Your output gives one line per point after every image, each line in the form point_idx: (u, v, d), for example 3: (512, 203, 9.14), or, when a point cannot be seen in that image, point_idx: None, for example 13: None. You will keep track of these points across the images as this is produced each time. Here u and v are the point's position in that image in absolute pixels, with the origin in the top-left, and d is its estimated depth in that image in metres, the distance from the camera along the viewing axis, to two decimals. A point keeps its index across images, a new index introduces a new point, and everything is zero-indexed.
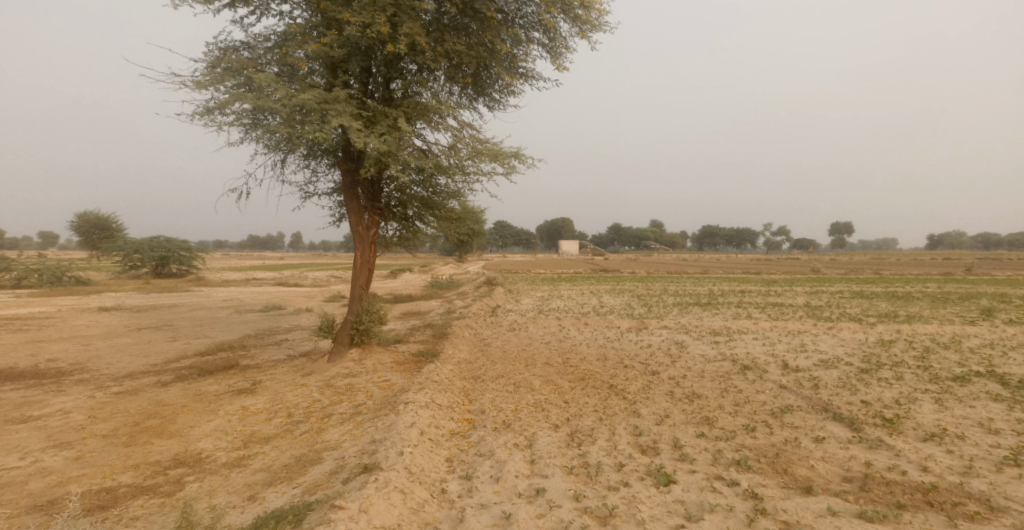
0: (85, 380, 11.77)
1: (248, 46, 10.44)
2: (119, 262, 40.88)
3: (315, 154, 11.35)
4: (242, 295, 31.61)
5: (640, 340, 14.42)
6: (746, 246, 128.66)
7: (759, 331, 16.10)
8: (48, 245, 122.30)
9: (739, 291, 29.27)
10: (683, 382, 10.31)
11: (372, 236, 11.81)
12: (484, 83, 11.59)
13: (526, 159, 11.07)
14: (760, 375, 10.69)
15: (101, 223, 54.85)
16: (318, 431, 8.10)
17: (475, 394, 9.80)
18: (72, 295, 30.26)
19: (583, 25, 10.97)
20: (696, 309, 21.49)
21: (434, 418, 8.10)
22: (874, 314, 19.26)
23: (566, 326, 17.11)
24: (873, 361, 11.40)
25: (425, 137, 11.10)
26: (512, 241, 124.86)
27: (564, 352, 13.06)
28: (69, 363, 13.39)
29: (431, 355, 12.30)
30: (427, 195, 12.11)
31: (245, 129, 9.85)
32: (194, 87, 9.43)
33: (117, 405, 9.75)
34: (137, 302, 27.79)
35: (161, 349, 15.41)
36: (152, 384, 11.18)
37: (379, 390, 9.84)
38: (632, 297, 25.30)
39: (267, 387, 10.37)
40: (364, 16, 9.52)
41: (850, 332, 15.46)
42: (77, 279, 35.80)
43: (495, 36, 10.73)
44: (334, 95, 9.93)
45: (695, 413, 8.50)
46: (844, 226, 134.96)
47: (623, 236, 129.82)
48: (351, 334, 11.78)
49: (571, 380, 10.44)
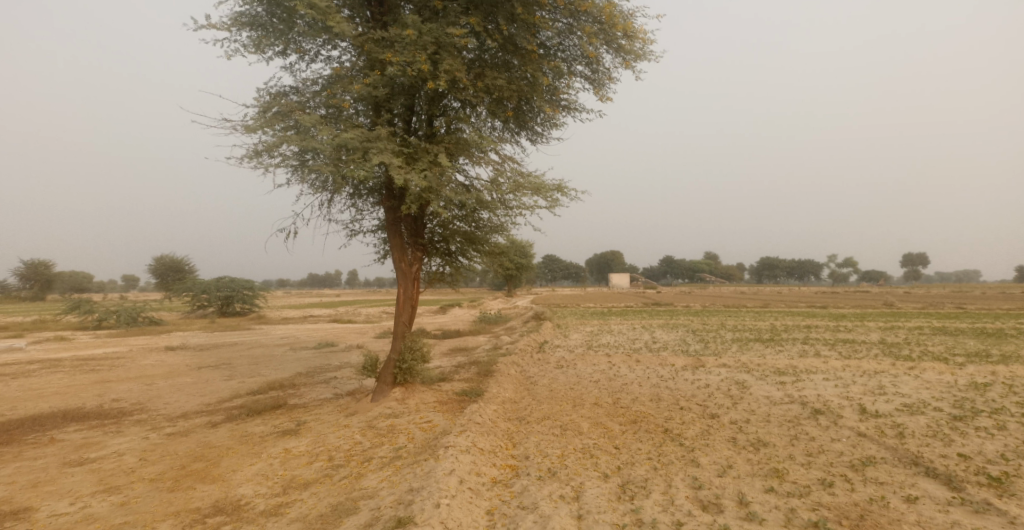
0: (142, 421, 11.95)
1: (297, 90, 10.63)
2: (188, 302, 42.76)
3: (360, 193, 11.38)
4: (299, 333, 32.22)
5: (697, 380, 13.56)
6: (810, 279, 123.11)
7: (829, 370, 14.89)
8: (128, 286, 130.26)
9: (804, 327, 27.53)
10: (746, 427, 9.46)
11: (416, 273, 11.65)
12: (526, 116, 11.42)
13: (569, 192, 10.73)
14: (834, 420, 9.71)
15: (175, 266, 57.82)
16: (357, 477, 7.77)
17: (519, 437, 9.29)
18: (144, 334, 31.64)
19: (627, 55, 10.68)
20: (759, 346, 20.22)
21: (475, 464, 7.65)
22: (962, 352, 17.55)
23: (618, 363, 16.38)
24: (966, 408, 10.22)
25: (466, 172, 10.97)
26: (563, 275, 124.04)
27: (615, 391, 12.36)
28: (130, 403, 13.69)
29: (476, 394, 11.89)
30: (470, 230, 11.93)
31: (292, 170, 9.96)
32: (244, 131, 9.61)
33: (167, 447, 9.75)
34: (201, 341, 28.76)
35: (216, 388, 15.62)
36: (203, 424, 11.22)
37: (421, 432, 9.47)
38: (688, 333, 24.18)
39: (311, 428, 10.19)
40: (406, 55, 9.54)
41: (936, 373, 14.05)
42: (150, 319, 37.52)
43: (536, 70, 10.57)
44: (376, 133, 9.94)
45: (761, 463, 7.70)
46: (917, 256, 127.34)
47: (677, 269, 127.02)
48: (394, 374, 11.53)
49: (622, 424, 9.78)
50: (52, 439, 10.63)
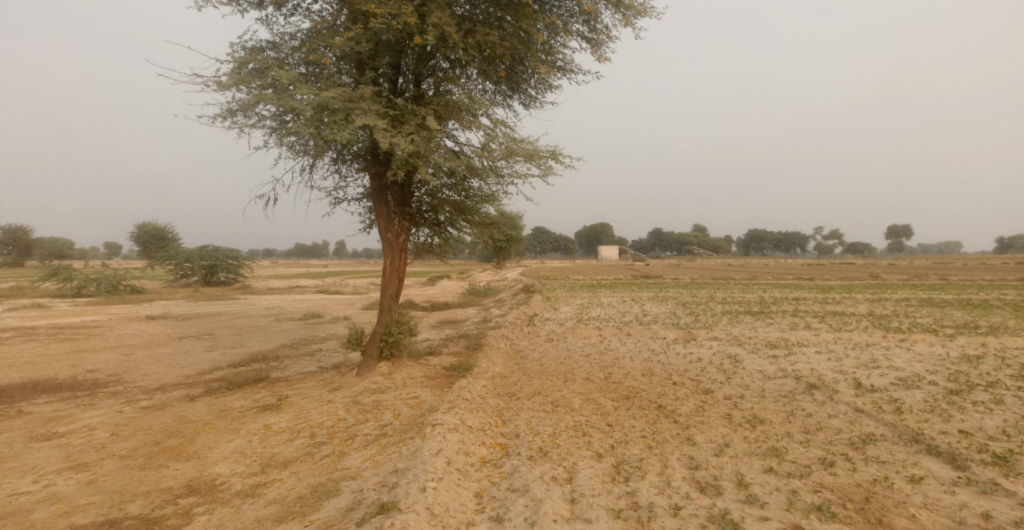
0: (117, 393, 11.50)
1: (274, 45, 9.91)
2: (171, 271, 41.93)
3: (344, 158, 10.83)
4: (284, 303, 31.70)
5: (689, 353, 13.35)
6: (796, 251, 123.99)
7: (821, 343, 14.74)
8: (111, 255, 128.54)
9: (793, 299, 27.52)
10: (741, 403, 9.22)
11: (403, 243, 11.18)
12: (518, 78, 10.87)
13: (564, 159, 10.26)
14: (830, 396, 9.49)
15: (158, 234, 56.75)
16: (339, 455, 7.44)
17: (509, 414, 9.00)
18: (126, 303, 30.95)
19: (626, 11, 10.12)
20: (749, 318, 20.06)
21: (463, 443, 7.36)
22: (950, 325, 17.47)
23: (608, 336, 16.14)
24: (962, 382, 10.08)
25: (456, 137, 10.46)
26: (551, 247, 123.60)
27: (606, 366, 12.09)
28: (105, 374, 13.22)
29: (464, 368, 11.58)
30: (460, 199, 11.48)
31: (271, 131, 9.39)
32: (216, 88, 8.98)
33: (141, 422, 9.35)
34: (183, 310, 28.17)
35: (196, 360, 15.17)
36: (180, 398, 10.79)
37: (407, 408, 9.14)
38: (677, 305, 23.98)
39: (293, 403, 9.81)
40: (390, 7, 8.92)
41: (927, 346, 13.94)
42: (132, 288, 36.75)
43: (530, 26, 9.96)
44: (360, 93, 9.37)
45: (759, 442, 7.46)
46: (903, 229, 128.46)
47: (666, 241, 127.27)
48: (380, 347, 11.15)
49: (615, 399, 9.50)
50: (20, 412, 10.17)
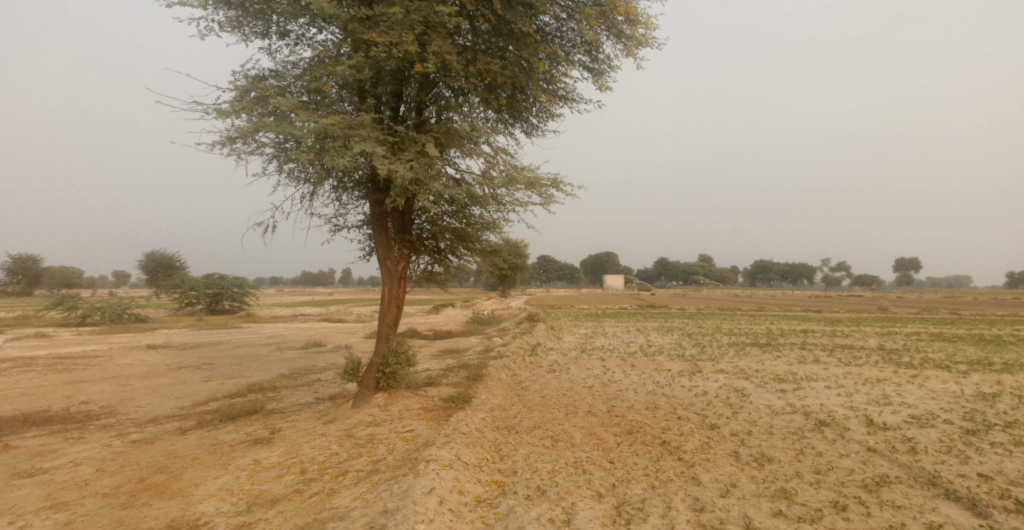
0: (109, 426, 11.26)
1: (276, 74, 9.92)
2: (176, 299, 41.92)
3: (344, 185, 10.76)
4: (287, 331, 31.48)
5: (694, 386, 13.02)
6: (803, 283, 123.23)
7: (830, 378, 14.37)
8: (119, 282, 129.19)
9: (801, 331, 27.05)
10: (748, 439, 8.88)
11: (401, 271, 11.02)
12: (519, 106, 10.85)
13: (565, 187, 10.16)
14: (841, 433, 9.15)
15: (165, 262, 56.99)
16: (329, 493, 7.17)
17: (507, 449, 8.70)
18: (129, 332, 30.81)
19: (628, 41, 10.12)
20: (756, 351, 19.68)
21: (458, 481, 7.07)
22: (963, 360, 17.04)
23: (612, 367, 15.83)
24: (978, 421, 9.71)
25: (457, 164, 10.40)
26: (557, 276, 123.51)
27: (609, 398, 11.78)
28: (99, 405, 12.98)
29: (463, 400, 11.30)
30: (460, 226, 11.35)
31: (270, 158, 9.33)
32: (216, 116, 8.95)
33: (129, 457, 9.09)
34: (185, 339, 27.99)
35: (193, 390, 14.94)
36: (172, 431, 10.54)
37: (402, 442, 8.86)
38: (682, 336, 23.63)
39: (285, 436, 9.55)
40: (391, 35, 8.94)
41: (940, 382, 13.55)
42: (136, 316, 36.69)
43: (532, 55, 9.96)
44: (359, 120, 9.33)
45: (767, 482, 7.13)
46: (909, 262, 127.93)
47: (671, 271, 126.91)
48: (376, 378, 10.90)
49: (617, 434, 9.20)
50: (8, 446, 9.93)
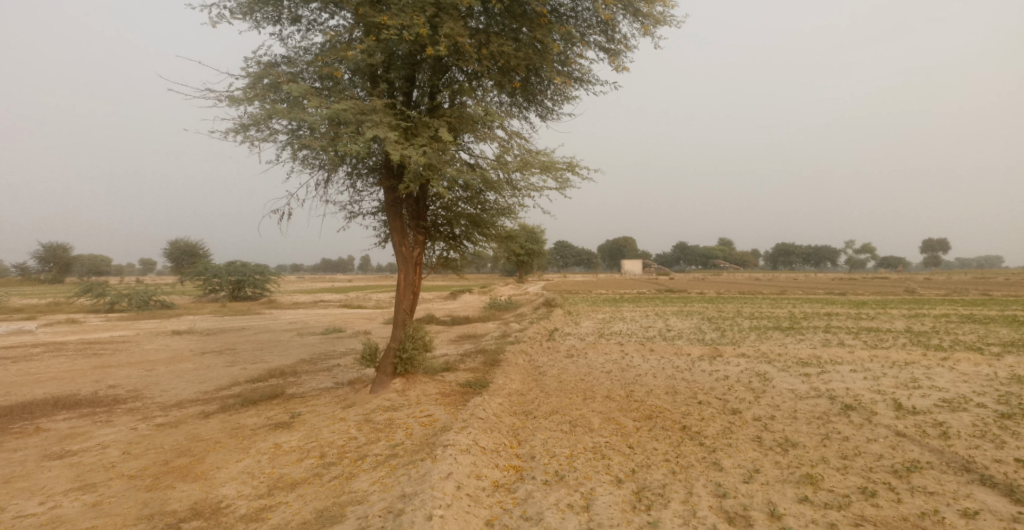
0: (135, 409, 11.45)
1: (288, 60, 9.82)
2: (200, 286, 42.58)
3: (359, 171, 10.69)
4: (308, 317, 31.80)
5: (715, 371, 12.82)
6: (826, 265, 121.23)
7: (855, 361, 14.06)
8: (145, 270, 131.79)
9: (825, 314, 26.56)
10: (772, 424, 8.70)
11: (417, 257, 10.96)
12: (534, 89, 10.65)
13: (581, 171, 9.97)
14: (868, 418, 8.92)
15: (189, 250, 57.86)
16: (348, 477, 7.18)
17: (525, 434, 8.64)
18: (155, 318, 31.40)
19: (645, 20, 9.83)
20: (778, 334, 19.35)
21: (476, 466, 7.03)
22: (995, 343, 16.55)
23: (631, 352, 15.67)
24: (1011, 404, 9.41)
25: (471, 149, 10.27)
26: (575, 261, 123.24)
27: (628, 383, 11.65)
28: (125, 389, 13.21)
29: (481, 385, 11.26)
30: (475, 212, 11.23)
31: (283, 145, 9.28)
32: (228, 103, 8.90)
33: (153, 440, 9.21)
34: (208, 325, 28.41)
35: (216, 375, 15.14)
36: (195, 415, 10.67)
37: (421, 427, 8.85)
38: (703, 320, 23.33)
39: (305, 421, 9.60)
40: (402, 18, 8.78)
41: (971, 365, 13.17)
42: (162, 303, 37.36)
43: (546, 35, 9.72)
44: (372, 105, 9.21)
45: (791, 467, 6.97)
46: (936, 243, 124.98)
47: (691, 255, 125.66)
48: (394, 364, 10.89)
49: (637, 419, 9.08)
50: (37, 429, 10.14)
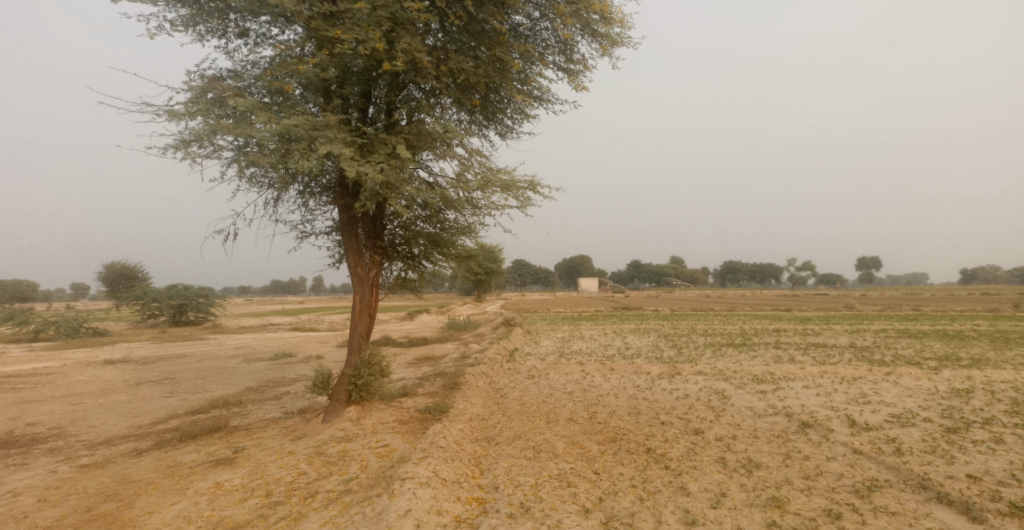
0: (57, 449, 10.51)
1: (235, 73, 9.38)
2: (138, 311, 40.31)
3: (311, 190, 10.28)
4: (255, 342, 30.46)
5: (674, 389, 12.81)
6: (771, 283, 125.66)
7: (807, 377, 14.33)
8: (79, 294, 124.71)
9: (773, 330, 27.27)
10: (734, 444, 8.65)
11: (373, 278, 10.56)
12: (493, 106, 10.51)
13: (542, 190, 9.85)
14: (825, 435, 9.00)
15: (127, 273, 55.00)
16: (296, 518, 6.69)
17: (487, 462, 8.31)
18: (86, 347, 29.43)
19: (603, 40, 9.88)
20: (732, 351, 19.64)
21: (436, 501, 6.67)
22: (933, 357, 17.23)
23: (590, 372, 15.56)
24: (957, 418, 9.69)
25: (430, 168, 10.02)
26: (531, 279, 123.70)
27: (590, 404, 11.47)
28: (47, 426, 12.14)
29: (440, 410, 10.87)
30: (435, 231, 10.95)
31: (229, 162, 8.80)
32: (167, 118, 8.39)
33: (76, 484, 8.42)
34: (145, 353, 26.77)
35: (152, 408, 14.16)
36: (126, 453, 9.87)
37: (376, 458, 8.41)
38: (658, 338, 23.53)
39: (250, 456, 8.99)
40: (357, 32, 8.52)
41: (914, 379, 13.61)
42: (95, 330, 35.14)
43: (505, 53, 9.63)
44: (325, 121, 8.86)
45: (757, 490, 6.89)
46: (870, 260, 131.50)
47: (644, 273, 128.04)
48: (348, 391, 10.40)
49: (601, 443, 8.88)
50: None
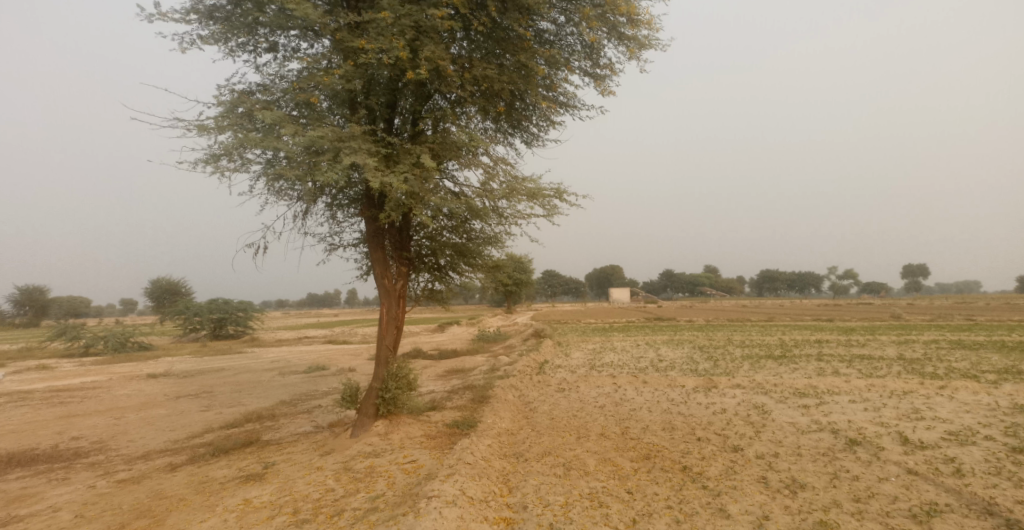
0: (96, 464, 10.68)
1: (263, 87, 9.48)
2: (179, 326, 41.36)
3: (339, 202, 10.29)
4: (291, 355, 30.89)
5: (711, 404, 12.33)
6: (811, 292, 122.04)
7: (853, 391, 13.64)
8: (127, 310, 129.31)
9: (815, 341, 26.26)
10: (777, 463, 8.20)
11: (400, 290, 10.47)
12: (519, 114, 10.38)
13: (569, 198, 9.63)
14: (875, 453, 8.46)
15: (171, 289, 56.70)
16: None
17: (516, 479, 8.06)
18: (131, 361, 30.29)
19: (629, 43, 9.66)
20: (772, 363, 18.93)
21: (463, 521, 6.46)
22: (990, 369, 16.23)
23: (624, 385, 15.16)
24: (1021, 437, 9.01)
25: (456, 177, 9.93)
26: (563, 291, 123.05)
27: (623, 419, 11.11)
28: (88, 441, 12.39)
29: (469, 425, 10.68)
30: (461, 241, 10.82)
31: (257, 175, 8.86)
32: (197, 132, 8.49)
33: (111, 499, 8.49)
34: (186, 366, 27.36)
35: (188, 422, 14.34)
36: (160, 468, 9.95)
37: (404, 475, 8.25)
38: (694, 350, 22.90)
39: (279, 471, 8.94)
40: (381, 42, 8.50)
41: (970, 394, 12.82)
42: (140, 344, 36.19)
43: (530, 58, 9.49)
44: (350, 132, 8.85)
45: (803, 513, 6.47)
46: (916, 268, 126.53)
47: (678, 283, 125.91)
48: (376, 405, 10.30)
49: (634, 460, 8.55)
50: None
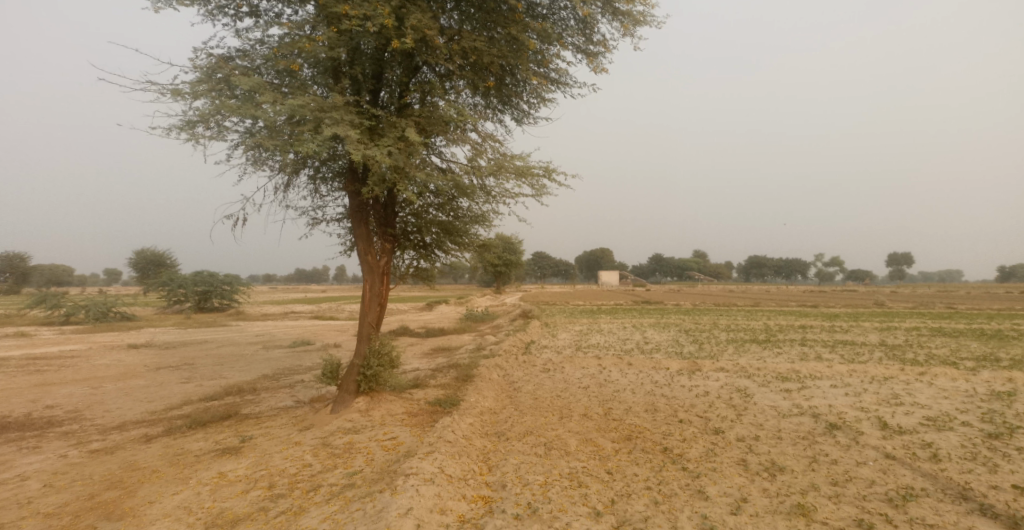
0: (70, 433, 10.50)
1: (243, 53, 9.13)
2: (163, 297, 40.89)
3: (322, 175, 10.03)
4: (276, 329, 30.64)
5: (694, 386, 12.34)
6: (797, 278, 123.11)
7: (835, 376, 13.72)
8: (111, 280, 127.82)
9: (799, 326, 26.46)
10: (757, 446, 8.20)
11: (384, 266, 10.28)
12: (509, 90, 10.13)
13: (558, 177, 9.46)
14: (855, 437, 8.49)
15: (156, 260, 56.00)
16: (297, 512, 6.47)
17: (496, 458, 8.00)
18: (113, 331, 29.89)
19: (624, 19, 9.41)
20: (756, 347, 19.00)
21: (439, 499, 6.39)
22: (969, 357, 16.40)
23: (608, 366, 15.15)
24: (998, 423, 9.09)
25: (442, 153, 9.71)
26: (552, 272, 123.20)
27: (606, 400, 11.08)
28: (64, 410, 12.19)
29: (451, 403, 10.59)
30: (448, 219, 10.62)
31: (236, 144, 8.58)
32: (173, 97, 8.17)
33: (83, 469, 8.33)
34: (168, 338, 27.04)
35: (167, 393, 14.16)
36: (136, 439, 9.80)
37: (382, 452, 8.17)
38: (679, 332, 22.97)
39: (256, 445, 8.83)
40: (366, 8, 8.20)
41: (950, 380, 12.93)
42: (123, 314, 35.75)
43: (521, 32, 9.22)
44: (332, 102, 8.57)
45: (780, 496, 6.47)
46: (901, 257, 127.91)
47: (666, 266, 126.45)
48: (357, 382, 10.18)
49: (615, 441, 8.52)
50: None
